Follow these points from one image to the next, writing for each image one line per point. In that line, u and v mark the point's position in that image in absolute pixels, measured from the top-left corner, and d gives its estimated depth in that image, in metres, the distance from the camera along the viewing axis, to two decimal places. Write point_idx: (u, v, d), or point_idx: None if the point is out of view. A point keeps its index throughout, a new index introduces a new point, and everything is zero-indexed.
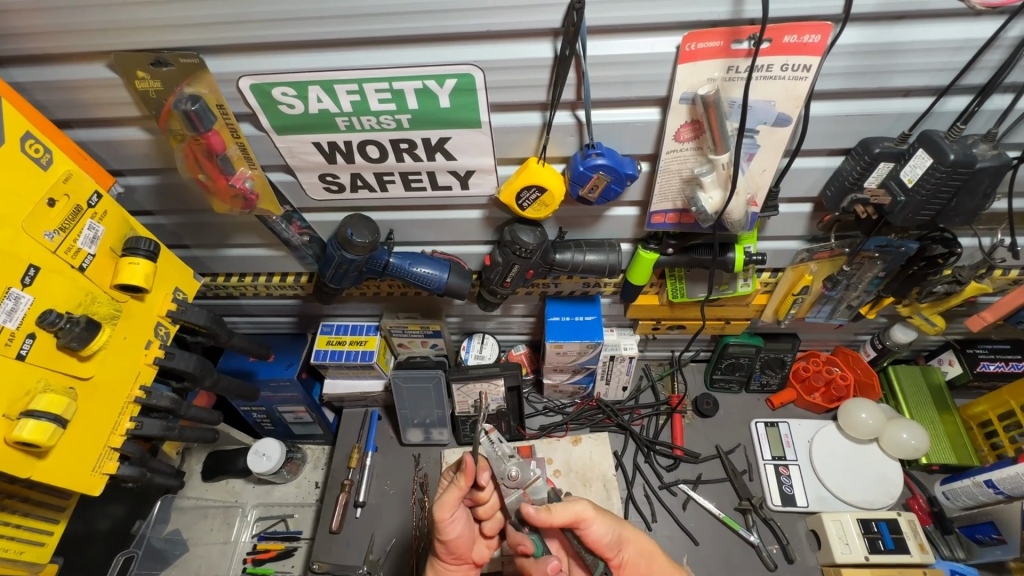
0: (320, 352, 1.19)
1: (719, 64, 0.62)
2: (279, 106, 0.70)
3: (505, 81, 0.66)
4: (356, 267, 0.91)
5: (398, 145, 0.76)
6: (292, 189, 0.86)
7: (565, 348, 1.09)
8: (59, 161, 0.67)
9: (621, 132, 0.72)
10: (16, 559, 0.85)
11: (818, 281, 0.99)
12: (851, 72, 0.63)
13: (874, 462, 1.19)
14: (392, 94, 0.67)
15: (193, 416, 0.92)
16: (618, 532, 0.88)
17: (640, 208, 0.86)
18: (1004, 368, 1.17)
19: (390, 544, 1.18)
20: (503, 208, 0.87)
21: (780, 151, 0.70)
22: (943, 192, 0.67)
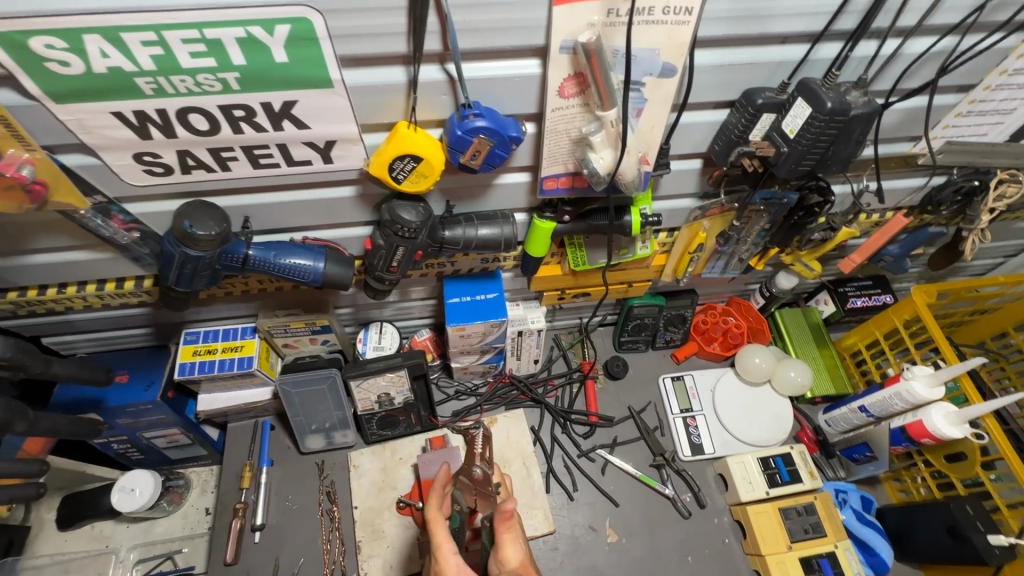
0: (185, 365, 1.02)
1: (598, 5, 0.55)
2: (48, 65, 0.52)
3: (353, 29, 0.54)
4: (207, 264, 0.76)
5: (232, 113, 0.61)
6: (100, 174, 0.68)
7: (468, 331, 1.01)
8: None
9: (500, 88, 0.63)
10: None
11: (712, 237, 0.99)
12: (731, 16, 0.59)
13: (769, 401, 1.26)
14: (206, 45, 0.53)
15: (4, 471, 0.73)
16: None
17: (532, 173, 0.79)
18: (869, 302, 1.29)
19: (299, 563, 1.07)
20: (378, 182, 0.76)
21: (668, 105, 0.66)
22: (822, 140, 0.67)
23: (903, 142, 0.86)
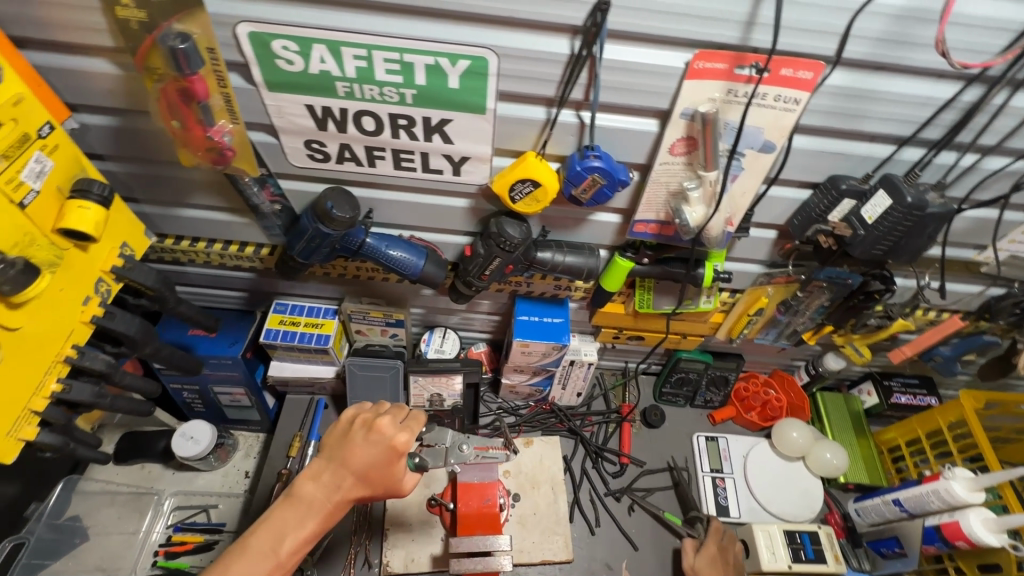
0: (270, 331, 1.12)
1: (721, 85, 0.65)
2: (277, 61, 0.66)
3: (518, 71, 0.66)
4: (330, 243, 0.88)
5: (396, 121, 0.74)
6: (272, 152, 0.81)
7: (530, 348, 1.10)
8: (10, 82, 0.60)
9: (620, 138, 0.74)
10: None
11: (773, 304, 1.06)
12: (832, 111, 0.69)
13: (800, 477, 1.27)
14: (401, 65, 0.66)
15: (127, 384, 0.83)
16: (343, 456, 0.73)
17: (623, 216, 0.89)
18: (913, 401, 1.31)
19: (326, 541, 1.11)
20: (491, 199, 0.87)
21: (761, 176, 0.76)
22: (896, 231, 0.75)
23: (969, 248, 0.93)
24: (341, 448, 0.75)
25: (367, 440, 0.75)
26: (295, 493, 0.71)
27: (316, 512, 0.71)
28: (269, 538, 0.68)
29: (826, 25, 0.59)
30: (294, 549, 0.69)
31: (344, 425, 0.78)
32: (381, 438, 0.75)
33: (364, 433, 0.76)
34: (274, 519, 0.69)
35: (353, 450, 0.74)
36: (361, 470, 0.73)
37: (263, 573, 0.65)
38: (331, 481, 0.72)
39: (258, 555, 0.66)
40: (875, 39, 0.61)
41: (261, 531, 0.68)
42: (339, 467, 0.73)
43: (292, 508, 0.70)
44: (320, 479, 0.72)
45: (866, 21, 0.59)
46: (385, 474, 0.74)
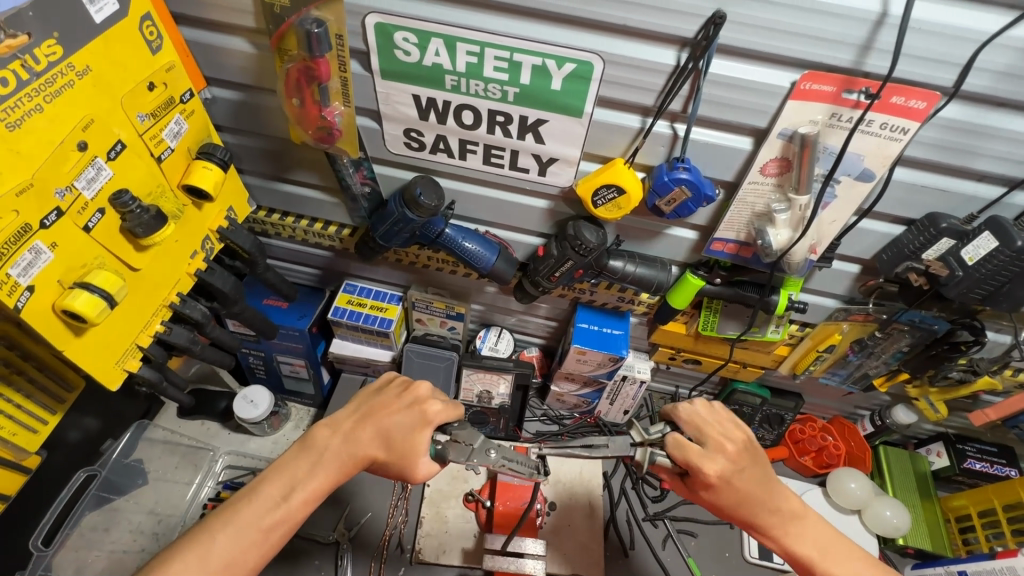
0: (339, 309, 1.17)
1: (825, 108, 0.65)
2: (396, 51, 0.71)
3: (621, 78, 0.68)
4: (411, 228, 0.91)
5: (494, 117, 0.77)
6: (372, 137, 0.86)
7: (586, 356, 1.10)
8: (166, 51, 0.68)
9: (711, 154, 0.74)
10: (7, 440, 0.76)
11: (846, 342, 1.01)
12: (940, 145, 0.67)
13: (855, 534, 1.19)
14: (509, 64, 0.69)
15: (215, 339, 0.90)
16: (373, 414, 0.79)
17: (701, 233, 0.89)
18: (989, 469, 1.21)
19: (364, 517, 1.14)
20: (571, 203, 0.89)
21: (855, 205, 0.74)
22: (1000, 275, 0.71)
23: None
24: (371, 406, 0.80)
25: (397, 399, 0.81)
26: (312, 440, 0.76)
27: (331, 460, 0.74)
28: (282, 485, 0.72)
29: (948, 55, 0.58)
30: (305, 500, 0.71)
31: (374, 390, 0.84)
32: (410, 403, 0.80)
33: (395, 396, 0.81)
34: (291, 468, 0.73)
35: (381, 412, 0.79)
36: (385, 433, 0.77)
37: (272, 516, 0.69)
38: (351, 435, 0.76)
39: (269, 501, 0.70)
40: (999, 73, 0.59)
41: (277, 475, 0.72)
42: (366, 422, 0.78)
43: (309, 456, 0.74)
44: (341, 432, 0.77)
45: (991, 54, 0.58)
46: (405, 440, 0.77)
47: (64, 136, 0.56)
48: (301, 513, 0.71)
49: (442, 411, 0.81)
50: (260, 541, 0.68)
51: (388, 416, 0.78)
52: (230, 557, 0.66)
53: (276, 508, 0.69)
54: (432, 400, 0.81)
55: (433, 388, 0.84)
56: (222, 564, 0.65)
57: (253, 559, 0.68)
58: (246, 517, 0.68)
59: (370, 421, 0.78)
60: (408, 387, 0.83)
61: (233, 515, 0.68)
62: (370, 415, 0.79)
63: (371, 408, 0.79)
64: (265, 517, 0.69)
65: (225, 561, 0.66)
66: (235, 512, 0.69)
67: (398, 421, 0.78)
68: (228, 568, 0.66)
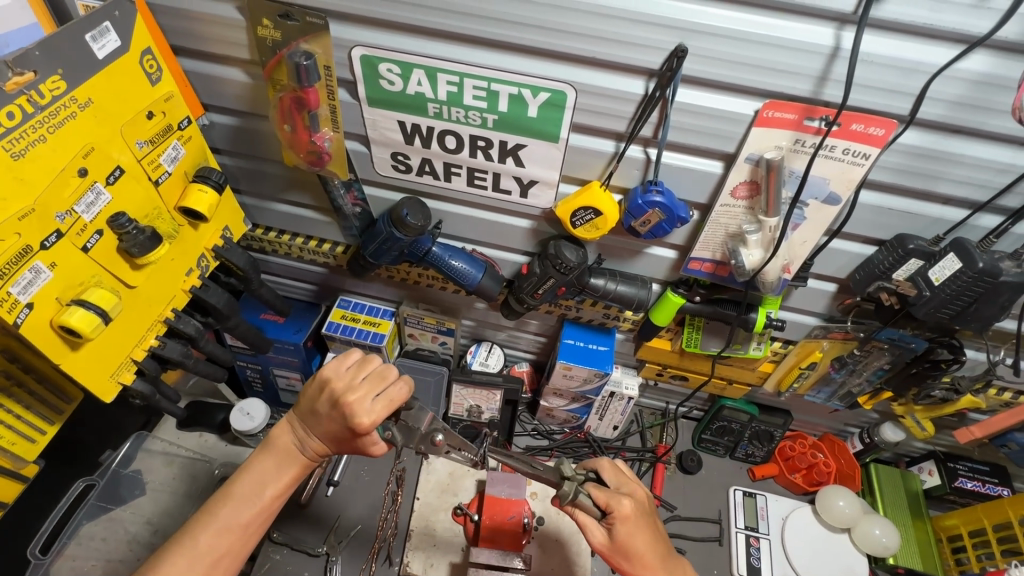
0: (332, 324, 1.19)
1: (789, 134, 0.68)
2: (381, 81, 0.75)
3: (593, 106, 0.71)
4: (399, 247, 0.94)
5: (475, 142, 0.81)
6: (362, 160, 0.90)
7: (573, 372, 1.12)
8: (165, 82, 0.72)
9: (683, 177, 0.77)
10: (5, 449, 0.79)
11: (827, 359, 1.02)
12: (902, 169, 0.69)
13: (844, 553, 1.18)
14: (487, 93, 0.73)
15: (208, 352, 0.93)
16: (312, 415, 0.80)
17: (679, 252, 0.91)
18: (981, 488, 1.20)
19: (355, 529, 1.16)
20: (553, 223, 0.92)
21: (824, 227, 0.76)
22: (965, 295, 0.72)
23: None
24: (308, 408, 0.81)
25: (327, 403, 0.79)
26: (274, 442, 0.82)
27: (295, 458, 0.82)
28: (252, 485, 0.79)
29: (901, 86, 0.61)
30: (276, 494, 0.80)
31: (309, 384, 0.83)
32: (335, 408, 0.77)
33: (321, 398, 0.79)
34: (258, 466, 0.80)
35: (318, 414, 0.79)
36: (328, 433, 0.80)
37: (247, 514, 0.77)
38: (305, 433, 0.81)
39: (242, 501, 0.77)
40: (952, 102, 0.61)
41: (247, 478, 0.79)
42: (310, 423, 0.80)
43: (273, 457, 0.81)
44: (297, 430, 0.82)
45: (943, 84, 0.60)
46: (348, 440, 0.80)
47: (66, 163, 0.60)
48: (275, 505, 0.80)
49: (364, 413, 0.75)
50: (242, 535, 0.76)
51: (325, 420, 0.78)
52: (215, 552, 0.74)
53: (250, 506, 0.77)
54: (351, 400, 0.75)
55: (353, 384, 0.77)
56: (210, 560, 0.73)
57: (237, 551, 0.76)
58: (225, 518, 0.76)
59: (312, 423, 0.80)
60: (327, 387, 0.79)
61: (213, 517, 0.75)
62: (310, 417, 0.80)
63: (310, 410, 0.80)
64: (241, 515, 0.76)
65: (210, 557, 0.73)
66: (213, 514, 0.76)
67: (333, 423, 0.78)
68: (216, 561, 0.74)
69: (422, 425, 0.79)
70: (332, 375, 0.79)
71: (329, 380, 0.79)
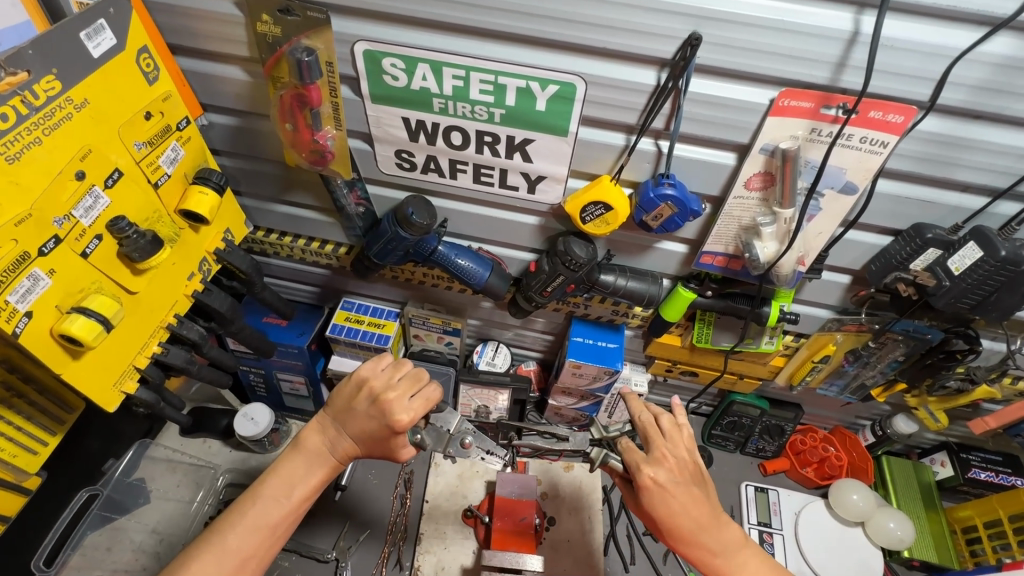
0: (336, 326, 1.17)
1: (805, 123, 0.66)
2: (384, 76, 0.73)
3: (603, 98, 0.70)
4: (405, 246, 0.92)
5: (482, 137, 0.79)
6: (365, 158, 0.88)
7: (582, 370, 1.10)
8: (163, 81, 0.70)
9: (695, 169, 0.75)
10: (7, 462, 0.77)
11: (840, 352, 1.01)
12: (921, 157, 0.68)
13: (858, 547, 1.17)
14: (494, 87, 0.71)
15: (212, 357, 0.91)
16: (346, 415, 0.78)
17: (690, 246, 0.89)
18: (994, 479, 1.19)
19: (364, 533, 1.14)
20: (561, 219, 0.90)
21: (840, 217, 0.75)
22: (987, 284, 0.71)
23: None
24: (341, 407, 0.79)
25: (366, 400, 0.77)
26: (302, 442, 0.78)
27: (323, 460, 0.78)
28: (281, 485, 0.75)
29: (921, 71, 0.59)
30: (305, 496, 0.76)
31: (340, 384, 0.81)
32: (374, 405, 0.77)
33: (357, 397, 0.78)
34: (287, 466, 0.77)
35: (353, 413, 0.77)
36: (362, 434, 0.77)
37: (276, 515, 0.73)
38: (337, 434, 0.78)
39: (271, 500, 0.74)
40: (973, 87, 0.60)
41: (276, 478, 0.75)
42: (342, 423, 0.78)
43: (303, 457, 0.77)
44: (328, 431, 0.79)
45: (965, 68, 0.59)
46: (381, 440, 0.77)
47: (63, 166, 0.58)
48: (304, 507, 0.76)
49: (402, 410, 0.75)
50: (269, 536, 0.73)
51: (360, 419, 0.77)
52: (243, 552, 0.71)
53: (280, 506, 0.73)
54: (390, 398, 0.76)
55: (391, 383, 0.78)
56: (237, 561, 0.70)
57: (264, 553, 0.73)
58: (255, 517, 0.72)
59: (346, 423, 0.78)
60: (363, 386, 0.78)
61: (243, 515, 0.72)
62: (343, 417, 0.78)
63: (343, 410, 0.78)
64: (270, 515, 0.73)
65: (239, 557, 0.70)
66: (241, 512, 0.73)
67: (368, 422, 0.76)
68: (243, 561, 0.71)
69: (449, 428, 0.87)
70: (373, 374, 0.79)
71: (367, 379, 0.79)
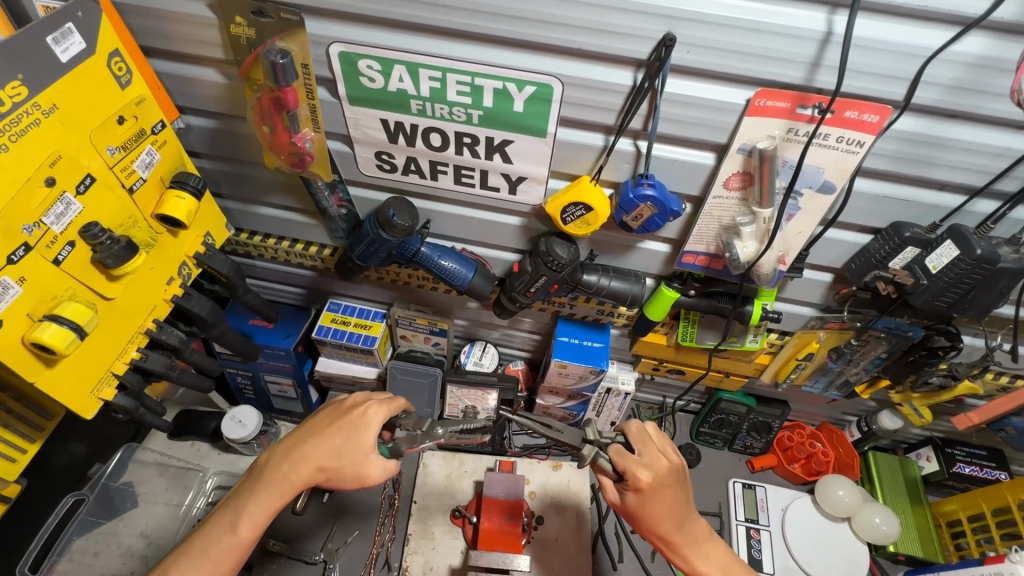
0: (322, 328, 1.17)
1: (782, 123, 0.66)
2: (361, 78, 0.72)
3: (581, 99, 0.69)
4: (388, 248, 0.92)
5: (461, 139, 0.78)
6: (345, 160, 0.87)
7: (568, 370, 1.10)
8: (136, 85, 0.69)
9: (674, 169, 0.75)
10: None
11: (824, 350, 1.01)
12: (898, 156, 0.68)
13: (844, 542, 1.18)
14: (471, 88, 0.71)
15: (194, 362, 0.90)
16: (301, 441, 0.76)
17: (673, 246, 0.89)
18: (979, 472, 1.20)
19: (352, 535, 1.14)
20: (543, 219, 0.90)
21: (819, 216, 0.75)
22: (964, 282, 0.71)
23: None
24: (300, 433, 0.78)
25: (333, 416, 0.79)
26: (257, 470, 0.77)
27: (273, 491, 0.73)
28: (230, 515, 0.73)
29: (894, 70, 0.59)
30: (254, 528, 0.73)
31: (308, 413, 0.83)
32: (332, 426, 0.77)
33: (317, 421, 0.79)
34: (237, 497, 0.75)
35: (308, 438, 0.76)
36: (313, 460, 0.74)
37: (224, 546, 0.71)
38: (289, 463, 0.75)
39: (220, 532, 0.72)
40: (947, 86, 0.60)
41: (227, 507, 0.74)
42: (294, 451, 0.75)
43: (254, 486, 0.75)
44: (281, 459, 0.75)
45: (938, 68, 0.59)
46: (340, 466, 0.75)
47: (31, 173, 0.58)
48: (253, 540, 0.73)
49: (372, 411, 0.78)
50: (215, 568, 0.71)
51: (312, 445, 0.75)
52: None
53: (226, 537, 0.72)
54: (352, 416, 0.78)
55: (353, 405, 0.79)
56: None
57: None
58: (205, 546, 0.72)
59: (300, 449, 0.75)
60: (326, 412, 0.80)
61: (190, 548, 0.72)
62: (299, 443, 0.76)
63: (302, 436, 0.78)
64: (215, 547, 0.72)
65: None
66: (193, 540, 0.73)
67: (322, 446, 0.75)
68: None
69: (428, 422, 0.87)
70: (358, 402, 0.80)
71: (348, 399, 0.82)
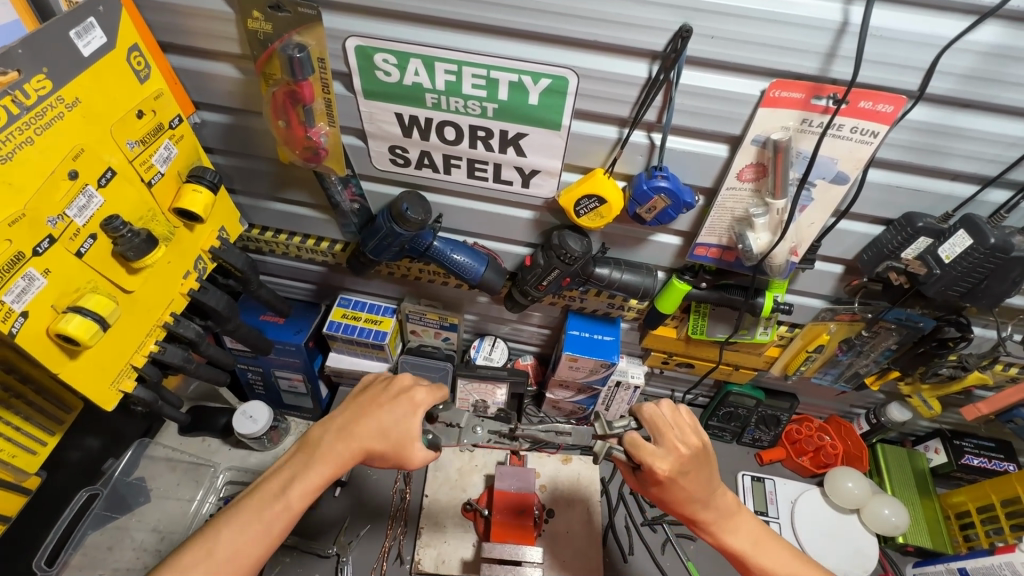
0: (333, 323, 1.17)
1: (796, 114, 0.66)
2: (376, 72, 0.73)
3: (596, 92, 0.70)
4: (400, 242, 0.92)
5: (475, 132, 0.79)
6: (359, 154, 0.88)
7: (579, 363, 1.11)
8: (154, 79, 0.70)
9: (688, 161, 0.76)
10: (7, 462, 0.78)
11: (834, 342, 1.02)
12: (911, 146, 0.68)
13: (852, 534, 1.19)
14: (487, 81, 0.71)
15: (209, 355, 0.91)
16: (354, 415, 0.80)
17: (685, 239, 0.90)
18: (987, 464, 1.21)
19: (363, 529, 1.15)
20: (556, 212, 0.90)
21: (832, 207, 0.75)
22: (976, 272, 0.72)
23: None
24: (352, 408, 0.82)
25: (383, 394, 0.83)
26: (308, 441, 0.80)
27: (326, 459, 0.77)
28: (280, 482, 0.76)
29: (909, 60, 0.60)
30: (305, 495, 0.75)
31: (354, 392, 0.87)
32: (386, 400, 0.81)
33: (370, 397, 0.83)
34: (291, 465, 0.77)
35: (362, 411, 0.80)
36: (367, 430, 0.78)
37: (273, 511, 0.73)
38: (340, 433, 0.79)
39: (269, 498, 0.74)
40: (961, 76, 0.60)
41: (277, 475, 0.77)
42: (349, 421, 0.79)
43: (305, 455, 0.78)
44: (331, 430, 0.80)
45: (952, 57, 0.59)
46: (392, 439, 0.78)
47: (55, 166, 0.58)
48: (301, 507, 0.75)
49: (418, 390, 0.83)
50: (263, 534, 0.72)
51: (367, 416, 0.79)
52: (235, 548, 0.70)
53: (275, 502, 0.73)
54: (404, 394, 0.82)
55: (403, 383, 0.84)
56: (228, 555, 0.70)
57: (254, 551, 0.71)
58: (252, 512, 0.73)
59: (354, 420, 0.79)
60: (376, 388, 0.84)
61: (240, 512, 0.73)
62: (352, 416, 0.80)
63: (353, 410, 0.81)
64: (265, 513, 0.73)
65: (230, 551, 0.70)
66: (239, 506, 0.74)
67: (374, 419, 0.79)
68: (234, 556, 0.70)
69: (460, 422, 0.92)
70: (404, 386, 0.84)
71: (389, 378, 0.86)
